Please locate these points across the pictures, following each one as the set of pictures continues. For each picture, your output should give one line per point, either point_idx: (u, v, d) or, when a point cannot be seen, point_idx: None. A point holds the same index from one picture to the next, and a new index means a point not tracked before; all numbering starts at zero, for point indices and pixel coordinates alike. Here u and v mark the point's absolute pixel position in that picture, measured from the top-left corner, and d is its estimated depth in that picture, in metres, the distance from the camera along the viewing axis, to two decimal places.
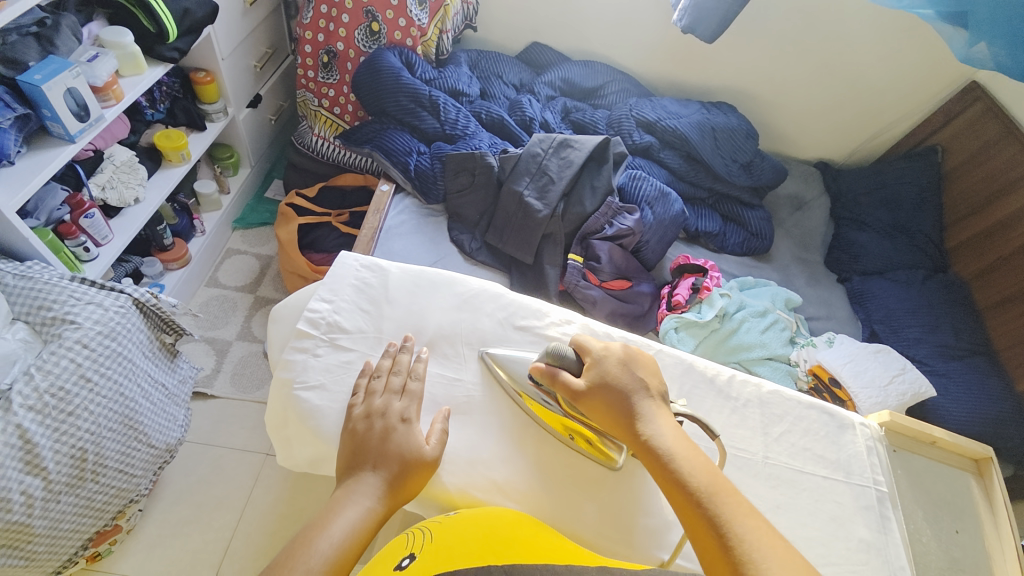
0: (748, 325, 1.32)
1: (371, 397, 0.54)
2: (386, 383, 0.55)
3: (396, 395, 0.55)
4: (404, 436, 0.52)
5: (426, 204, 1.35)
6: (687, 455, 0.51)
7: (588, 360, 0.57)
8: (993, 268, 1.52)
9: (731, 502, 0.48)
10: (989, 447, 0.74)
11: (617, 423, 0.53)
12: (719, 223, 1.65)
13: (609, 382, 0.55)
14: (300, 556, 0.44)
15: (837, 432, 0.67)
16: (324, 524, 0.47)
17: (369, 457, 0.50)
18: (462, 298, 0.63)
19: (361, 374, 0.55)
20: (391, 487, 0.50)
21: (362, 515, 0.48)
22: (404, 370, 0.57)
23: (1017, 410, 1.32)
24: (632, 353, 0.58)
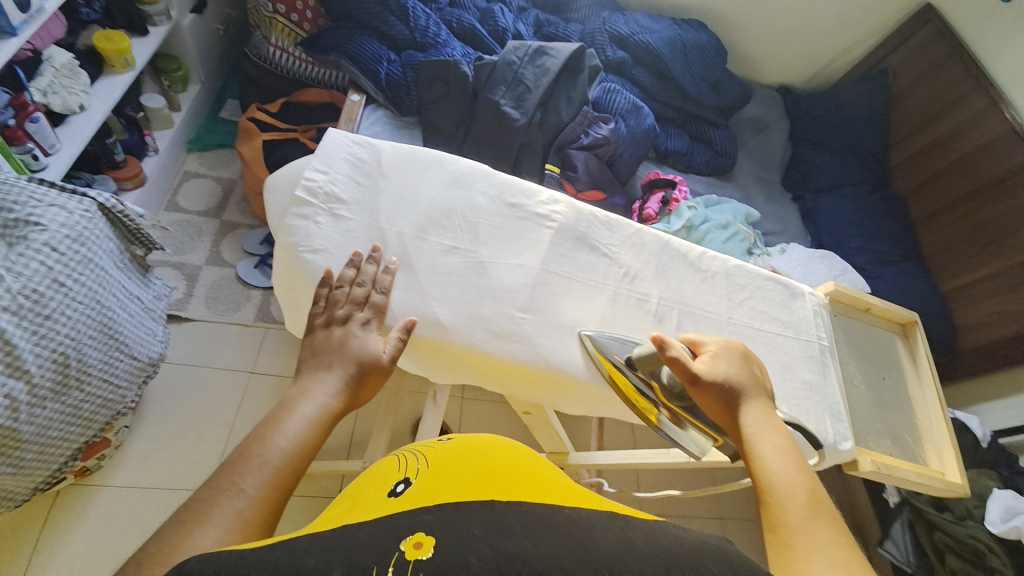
0: (712, 236, 1.42)
1: (332, 307, 0.54)
2: (349, 293, 0.54)
3: (358, 306, 0.54)
4: (358, 341, 0.52)
5: (398, 115, 1.31)
6: (790, 462, 0.50)
7: (705, 354, 0.58)
8: (928, 183, 1.67)
9: (824, 522, 0.46)
10: (914, 312, 0.85)
11: (726, 415, 0.55)
12: (687, 142, 1.70)
13: (733, 377, 0.56)
14: (259, 450, 0.42)
15: (789, 299, 0.77)
16: (280, 421, 0.45)
17: (326, 359, 0.51)
18: (454, 177, 0.66)
19: (322, 283, 0.54)
20: (349, 386, 0.50)
21: (319, 409, 0.47)
22: (368, 281, 0.55)
23: (934, 305, 1.52)
24: (753, 357, 0.61)
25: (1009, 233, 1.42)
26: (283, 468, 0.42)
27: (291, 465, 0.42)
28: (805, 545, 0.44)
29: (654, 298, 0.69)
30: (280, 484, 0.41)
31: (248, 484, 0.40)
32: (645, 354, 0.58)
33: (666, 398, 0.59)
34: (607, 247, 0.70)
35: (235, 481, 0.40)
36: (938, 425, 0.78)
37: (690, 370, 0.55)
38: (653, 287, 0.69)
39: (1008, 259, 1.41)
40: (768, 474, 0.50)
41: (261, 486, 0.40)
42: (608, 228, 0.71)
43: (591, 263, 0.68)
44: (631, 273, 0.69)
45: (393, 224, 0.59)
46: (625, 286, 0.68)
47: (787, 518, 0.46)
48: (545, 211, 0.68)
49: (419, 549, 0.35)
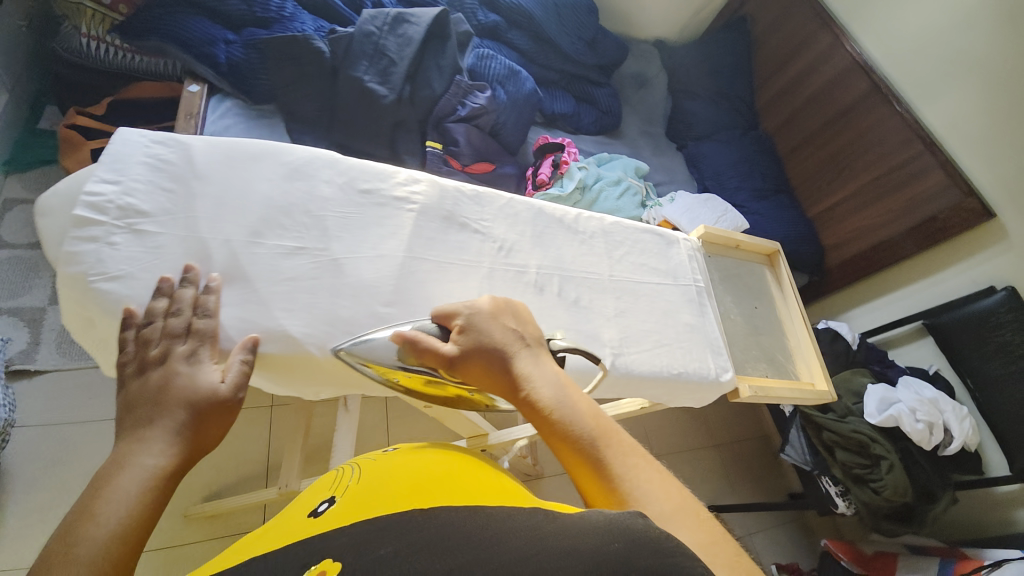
0: (607, 194, 1.45)
1: (146, 348, 0.45)
2: (163, 328, 0.46)
3: (178, 338, 0.46)
4: (185, 382, 0.44)
5: (252, 104, 1.16)
6: (568, 404, 0.46)
7: (458, 325, 0.51)
8: (788, 119, 1.82)
9: (618, 444, 0.44)
10: (775, 242, 0.91)
11: (497, 384, 0.49)
12: (573, 103, 1.70)
13: (488, 341, 0.50)
14: (71, 544, 0.34)
15: (665, 248, 0.81)
16: (95, 504, 0.36)
17: (145, 413, 0.42)
18: (291, 167, 0.58)
19: (124, 325, 0.46)
20: (184, 434, 0.42)
21: (145, 476, 0.39)
22: (187, 307, 0.47)
23: (805, 231, 1.68)
24: (511, 303, 0.54)
25: (858, 157, 1.58)
26: (114, 555, 0.34)
27: (115, 554, 0.35)
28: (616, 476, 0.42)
29: (533, 268, 0.67)
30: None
31: None
32: (398, 352, 0.50)
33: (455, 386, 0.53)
34: (477, 222, 0.66)
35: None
36: (805, 341, 0.86)
37: (443, 359, 0.49)
38: (531, 257, 0.68)
39: (860, 180, 1.58)
40: (556, 432, 0.45)
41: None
42: (477, 203, 0.68)
43: (462, 242, 0.64)
44: (506, 246, 0.67)
45: (217, 231, 0.51)
46: (501, 261, 0.66)
47: (587, 464, 0.43)
48: (405, 193, 0.63)
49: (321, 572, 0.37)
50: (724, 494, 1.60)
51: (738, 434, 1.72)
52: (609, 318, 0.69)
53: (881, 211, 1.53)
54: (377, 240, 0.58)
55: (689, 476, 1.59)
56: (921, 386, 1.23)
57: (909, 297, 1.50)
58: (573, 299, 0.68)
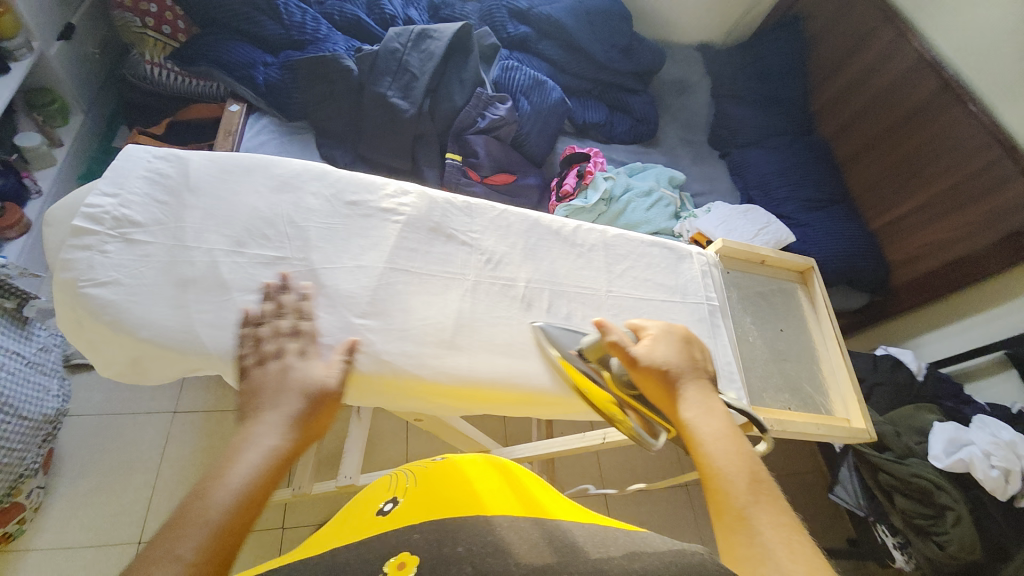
0: (635, 205, 1.39)
1: (262, 343, 0.48)
2: (274, 327, 0.50)
3: (289, 337, 0.49)
4: (293, 373, 0.47)
5: (286, 120, 1.24)
6: (729, 441, 0.47)
7: (648, 336, 0.56)
8: (847, 124, 1.66)
9: (769, 496, 0.43)
10: (809, 258, 0.83)
11: (661, 397, 0.52)
12: (605, 112, 1.66)
13: (668, 357, 0.54)
14: (197, 507, 0.35)
15: (676, 263, 0.75)
16: (220, 470, 0.37)
17: (264, 397, 0.44)
18: (281, 180, 0.60)
19: (248, 323, 0.50)
20: (301, 419, 0.43)
21: (261, 457, 0.39)
22: (290, 312, 0.51)
23: (866, 246, 1.49)
24: (697, 340, 0.58)
25: (930, 162, 1.39)
26: (230, 522, 0.35)
27: (234, 522, 0.35)
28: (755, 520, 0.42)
29: (522, 282, 0.64)
30: (213, 556, 0.33)
31: (186, 549, 0.32)
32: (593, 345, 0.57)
33: (620, 393, 0.56)
34: (466, 234, 0.65)
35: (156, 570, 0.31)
36: (840, 371, 0.76)
37: (627, 353, 0.54)
38: (520, 270, 0.65)
39: (931, 190, 1.38)
40: (707, 458, 0.46)
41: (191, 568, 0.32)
42: (468, 214, 0.66)
43: (448, 253, 0.63)
44: (494, 258, 0.65)
45: (201, 241, 0.53)
46: (487, 274, 0.63)
47: (728, 498, 0.43)
48: (392, 204, 0.63)
49: (400, 567, 0.41)
50: None
51: None
52: None
53: (957, 223, 1.33)
54: (358, 252, 0.58)
55: None
56: (999, 427, 1.04)
57: (993, 322, 1.31)
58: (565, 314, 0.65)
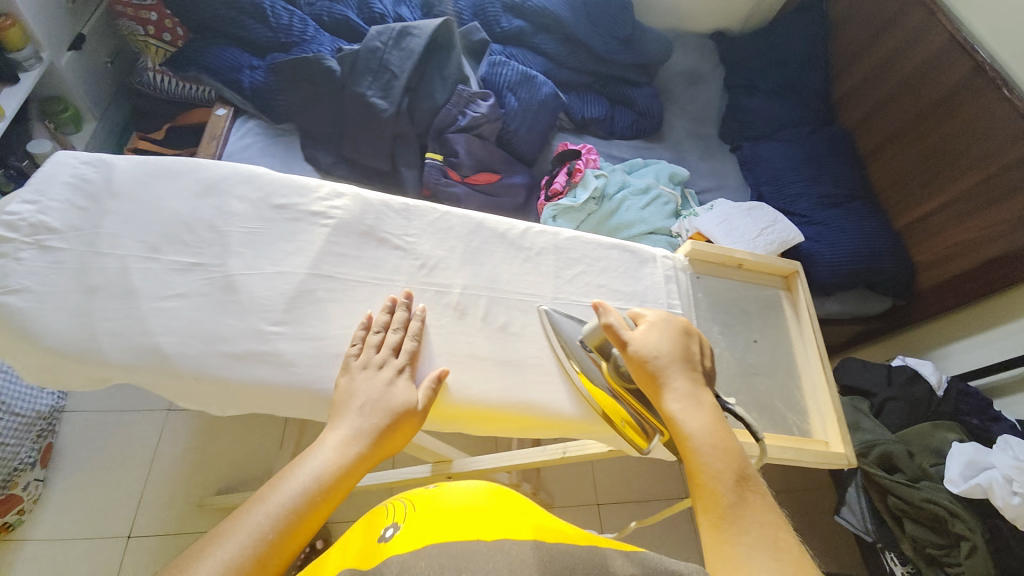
0: (629, 204, 1.32)
1: (367, 350, 0.53)
2: (381, 339, 0.54)
3: (392, 352, 0.54)
4: (387, 392, 0.52)
5: (272, 123, 1.24)
6: (716, 441, 0.48)
7: (642, 323, 0.56)
8: (871, 113, 1.53)
9: (757, 498, 0.45)
10: (795, 261, 0.75)
11: (651, 389, 0.52)
12: (605, 107, 1.59)
13: (657, 346, 0.53)
14: (273, 490, 0.44)
15: (636, 267, 0.69)
16: (303, 458, 0.47)
17: (357, 402, 0.50)
18: (206, 184, 0.58)
19: (360, 326, 0.55)
20: (380, 434, 0.50)
21: (331, 461, 0.47)
22: (401, 327, 0.56)
23: (889, 244, 1.37)
24: (692, 331, 0.56)
25: (960, 155, 1.28)
26: (302, 507, 0.44)
27: (297, 510, 0.43)
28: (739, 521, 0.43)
29: (456, 289, 0.61)
30: (276, 532, 0.42)
31: (263, 526, 0.41)
32: (595, 333, 0.57)
33: (616, 386, 0.56)
34: (401, 237, 0.62)
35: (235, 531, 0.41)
36: (821, 387, 0.69)
37: (619, 337, 0.54)
38: (456, 276, 0.62)
39: (962, 184, 1.27)
40: (697, 457, 0.47)
41: (255, 538, 0.41)
42: (405, 217, 0.63)
43: (378, 258, 0.60)
44: (429, 263, 0.61)
45: (117, 247, 0.53)
46: (420, 280, 0.60)
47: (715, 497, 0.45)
48: (322, 208, 0.61)
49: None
50: None
51: None
52: (545, 348, 0.61)
53: (989, 221, 1.22)
54: (278, 258, 0.56)
55: None
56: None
57: None
58: (503, 322, 0.61)
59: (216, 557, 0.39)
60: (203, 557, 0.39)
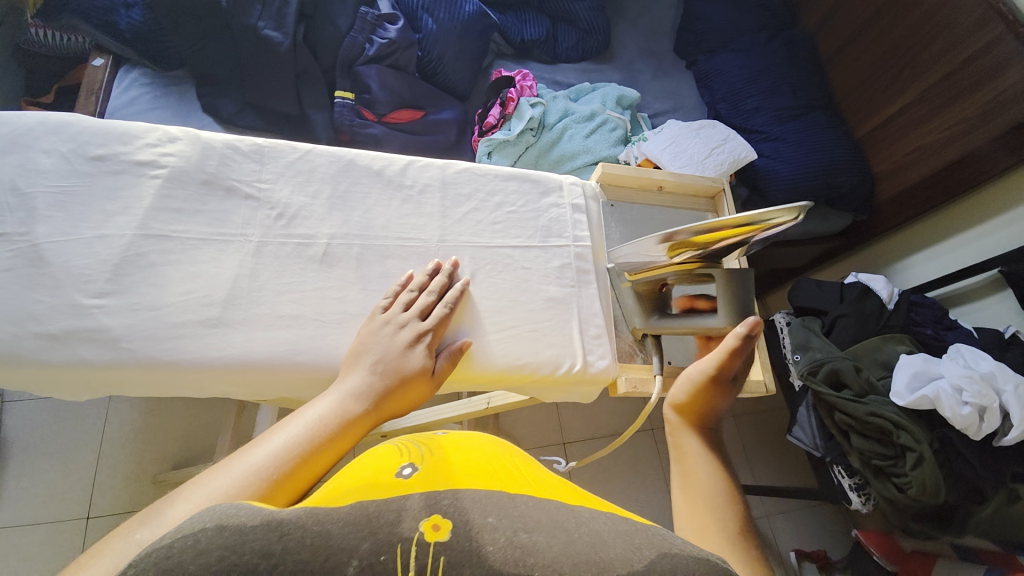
0: (571, 132, 1.21)
1: (395, 306, 0.50)
2: (410, 300, 0.51)
3: (417, 317, 0.50)
4: (402, 354, 0.47)
5: (162, 72, 1.10)
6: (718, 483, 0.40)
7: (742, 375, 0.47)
8: (835, 9, 1.39)
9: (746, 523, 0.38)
10: (720, 179, 0.70)
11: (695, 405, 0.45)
12: (546, 26, 1.43)
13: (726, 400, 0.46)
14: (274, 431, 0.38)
15: (538, 199, 0.62)
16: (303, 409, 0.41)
17: (370, 358, 0.46)
18: (6, 139, 0.50)
19: (398, 283, 0.52)
20: (388, 395, 0.45)
21: (338, 409, 0.42)
22: (434, 292, 0.52)
23: (850, 155, 1.29)
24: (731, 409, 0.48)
25: (922, 49, 1.17)
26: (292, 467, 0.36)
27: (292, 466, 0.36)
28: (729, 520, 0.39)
29: (322, 239, 0.53)
30: (281, 473, 0.35)
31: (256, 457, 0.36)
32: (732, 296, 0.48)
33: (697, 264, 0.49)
34: (252, 184, 0.54)
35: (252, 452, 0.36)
36: None
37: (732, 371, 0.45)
38: (322, 225, 0.54)
39: (925, 81, 1.17)
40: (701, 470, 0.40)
41: (267, 468, 0.35)
42: (258, 161, 0.55)
43: (225, 210, 0.52)
44: (288, 213, 0.53)
45: None
46: (277, 232, 0.52)
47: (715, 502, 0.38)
48: (152, 156, 0.52)
49: (437, 531, 0.28)
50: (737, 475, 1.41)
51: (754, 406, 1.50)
52: None
53: (948, 120, 1.13)
54: (96, 220, 0.48)
55: None
56: (978, 358, 0.92)
57: (1000, 233, 1.12)
58: (381, 272, 0.54)
59: (218, 483, 0.33)
60: (208, 477, 0.34)
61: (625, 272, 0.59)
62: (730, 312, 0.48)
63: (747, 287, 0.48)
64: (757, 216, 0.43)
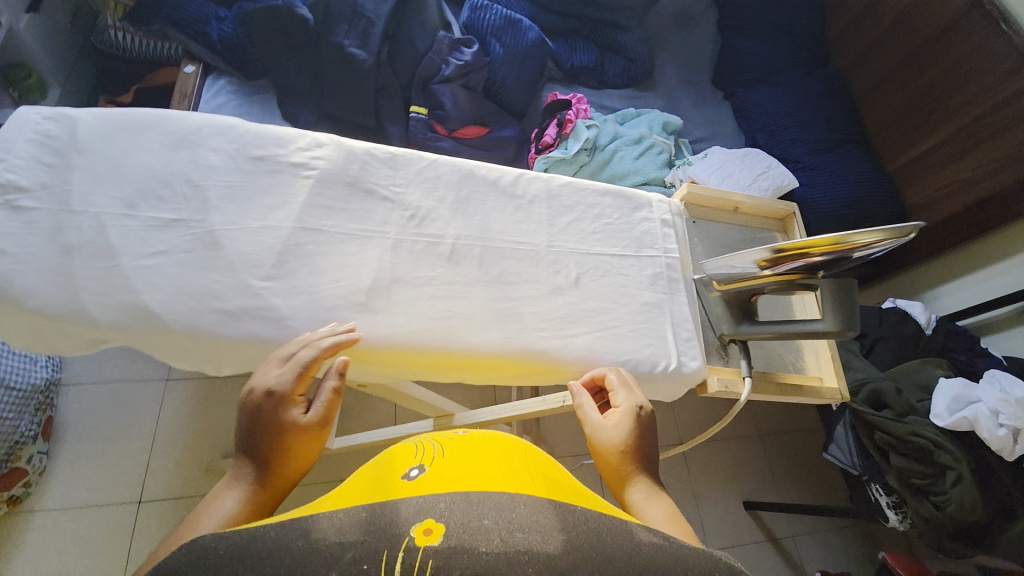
0: (622, 153, 1.28)
1: (270, 367, 0.47)
2: (286, 355, 0.47)
3: (287, 370, 0.46)
4: (278, 417, 0.44)
5: (246, 80, 1.16)
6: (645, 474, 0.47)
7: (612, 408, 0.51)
8: (868, 52, 1.48)
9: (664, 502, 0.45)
10: (791, 204, 0.76)
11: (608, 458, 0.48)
12: (595, 53, 1.51)
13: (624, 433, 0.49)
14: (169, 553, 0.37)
15: (631, 213, 0.68)
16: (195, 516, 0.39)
17: (248, 435, 0.43)
18: (178, 136, 0.55)
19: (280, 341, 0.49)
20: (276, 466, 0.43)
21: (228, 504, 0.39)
22: (313, 340, 0.48)
23: (883, 187, 1.36)
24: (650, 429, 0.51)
25: (955, 92, 1.25)
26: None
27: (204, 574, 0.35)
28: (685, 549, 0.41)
29: (449, 239, 0.59)
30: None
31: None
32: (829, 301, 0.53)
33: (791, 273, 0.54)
34: (388, 187, 0.60)
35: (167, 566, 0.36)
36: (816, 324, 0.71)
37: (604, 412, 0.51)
38: (448, 227, 0.60)
39: (957, 122, 1.25)
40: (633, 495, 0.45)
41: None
42: (391, 166, 0.61)
43: (365, 210, 0.58)
44: (419, 214, 0.59)
45: (91, 202, 0.51)
46: (410, 231, 0.58)
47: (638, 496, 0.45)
48: (303, 158, 0.58)
49: (428, 536, 0.33)
50: (764, 491, 1.45)
51: (780, 426, 1.55)
52: (540, 296, 0.60)
53: (980, 160, 1.21)
54: (259, 213, 0.54)
55: (718, 469, 1.45)
56: (1012, 383, 0.97)
57: None
58: (499, 272, 0.60)
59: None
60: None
61: (715, 282, 0.64)
62: (835, 317, 0.52)
63: (850, 293, 0.52)
64: (845, 237, 0.48)
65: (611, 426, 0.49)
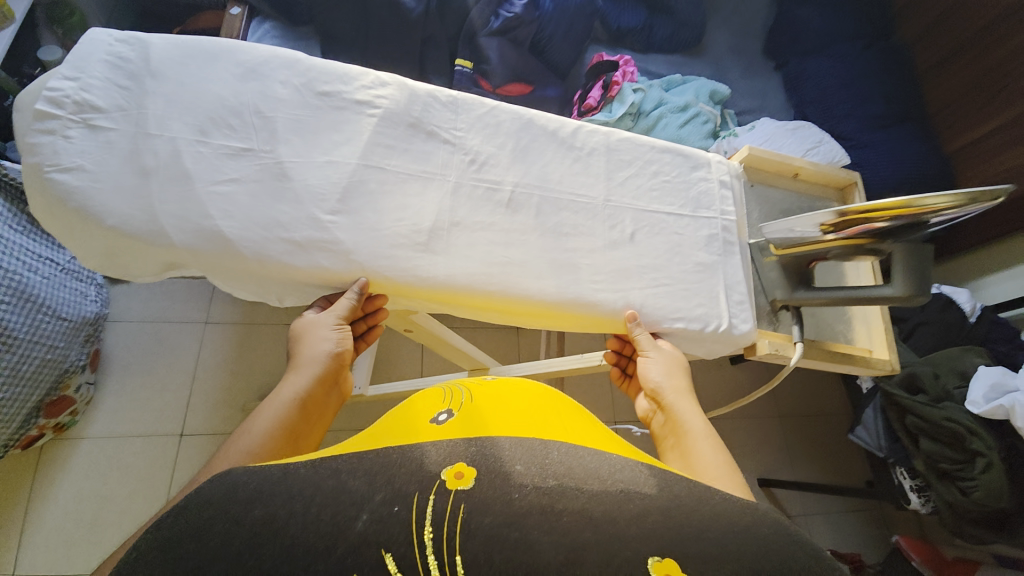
0: (666, 121, 1.23)
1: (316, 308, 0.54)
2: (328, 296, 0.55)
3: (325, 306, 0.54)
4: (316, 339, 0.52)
5: (291, 25, 1.15)
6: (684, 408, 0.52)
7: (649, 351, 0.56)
8: (936, 24, 1.40)
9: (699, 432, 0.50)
10: (854, 173, 0.74)
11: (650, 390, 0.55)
12: (643, 14, 1.45)
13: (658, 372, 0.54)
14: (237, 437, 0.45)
15: (689, 172, 0.67)
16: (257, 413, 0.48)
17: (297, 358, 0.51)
18: (247, 67, 0.55)
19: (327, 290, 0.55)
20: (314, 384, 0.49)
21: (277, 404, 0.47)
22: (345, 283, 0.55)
23: (938, 170, 1.31)
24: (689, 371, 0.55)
25: None
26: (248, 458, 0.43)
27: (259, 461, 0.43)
28: (706, 475, 0.44)
29: (508, 185, 0.59)
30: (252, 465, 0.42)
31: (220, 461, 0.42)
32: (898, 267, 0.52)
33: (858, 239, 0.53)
34: (449, 131, 0.59)
35: (228, 454, 0.43)
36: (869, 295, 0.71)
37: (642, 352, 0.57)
38: (507, 173, 0.60)
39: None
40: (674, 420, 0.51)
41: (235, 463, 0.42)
42: (452, 110, 0.60)
43: (427, 151, 0.58)
44: (479, 159, 0.59)
45: (165, 127, 0.52)
46: (470, 175, 0.58)
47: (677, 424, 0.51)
48: (368, 97, 0.58)
49: (459, 480, 0.34)
50: (780, 469, 1.47)
51: (801, 408, 1.55)
52: (596, 249, 0.59)
53: None
54: (325, 148, 0.55)
55: (736, 445, 1.46)
56: None
57: None
58: (555, 223, 0.59)
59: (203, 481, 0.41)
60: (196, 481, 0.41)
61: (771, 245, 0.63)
62: (905, 282, 0.51)
63: (924, 259, 0.51)
64: (919, 200, 0.46)
65: (648, 365, 0.55)
